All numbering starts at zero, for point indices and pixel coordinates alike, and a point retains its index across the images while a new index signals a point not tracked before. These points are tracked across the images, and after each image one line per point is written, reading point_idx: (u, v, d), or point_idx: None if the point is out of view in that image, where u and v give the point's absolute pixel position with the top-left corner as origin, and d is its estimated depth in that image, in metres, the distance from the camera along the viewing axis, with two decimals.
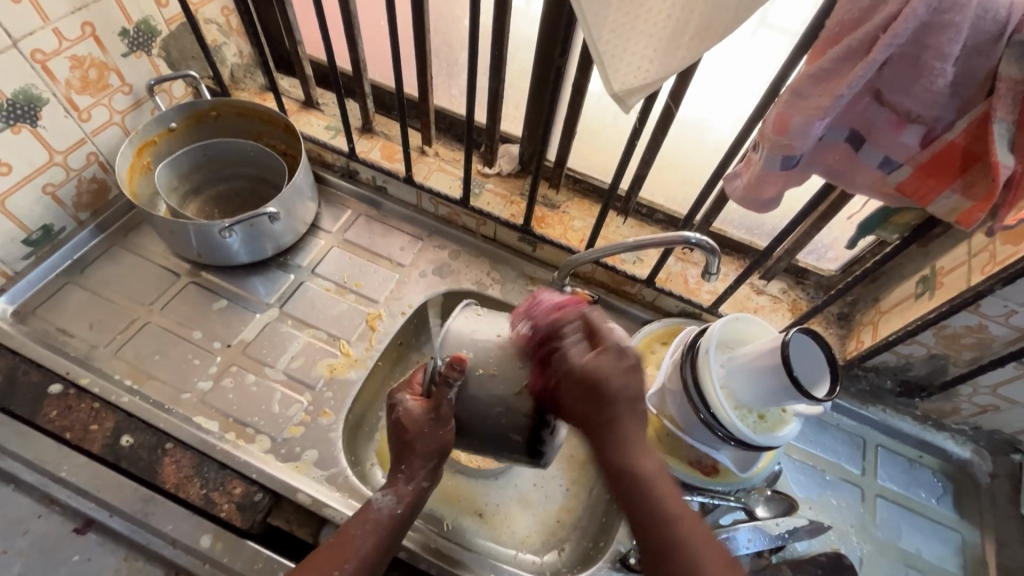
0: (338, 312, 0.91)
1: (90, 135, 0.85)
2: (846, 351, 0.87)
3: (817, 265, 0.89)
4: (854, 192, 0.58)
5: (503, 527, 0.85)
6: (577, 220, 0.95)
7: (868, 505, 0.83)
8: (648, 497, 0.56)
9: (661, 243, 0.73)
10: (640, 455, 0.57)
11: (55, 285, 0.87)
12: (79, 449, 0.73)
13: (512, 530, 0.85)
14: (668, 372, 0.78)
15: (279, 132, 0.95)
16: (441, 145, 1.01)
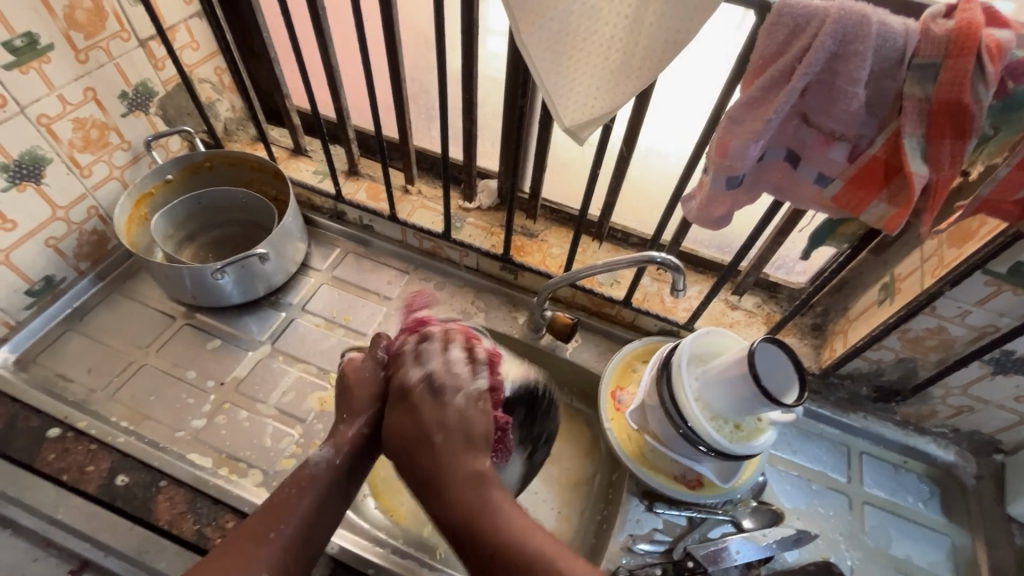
0: (328, 346, 0.94)
1: (91, 189, 0.90)
2: (821, 360, 0.89)
3: (787, 279, 0.93)
4: (798, 206, 0.62)
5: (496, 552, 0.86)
6: (555, 247, 1.00)
7: (856, 513, 0.84)
8: (486, 508, 0.54)
9: (629, 263, 0.77)
10: (502, 497, 0.55)
11: (56, 333, 0.90)
12: (75, 491, 0.74)
13: None
14: (646, 388, 0.80)
15: (270, 178, 1.01)
16: (424, 183, 1.07)
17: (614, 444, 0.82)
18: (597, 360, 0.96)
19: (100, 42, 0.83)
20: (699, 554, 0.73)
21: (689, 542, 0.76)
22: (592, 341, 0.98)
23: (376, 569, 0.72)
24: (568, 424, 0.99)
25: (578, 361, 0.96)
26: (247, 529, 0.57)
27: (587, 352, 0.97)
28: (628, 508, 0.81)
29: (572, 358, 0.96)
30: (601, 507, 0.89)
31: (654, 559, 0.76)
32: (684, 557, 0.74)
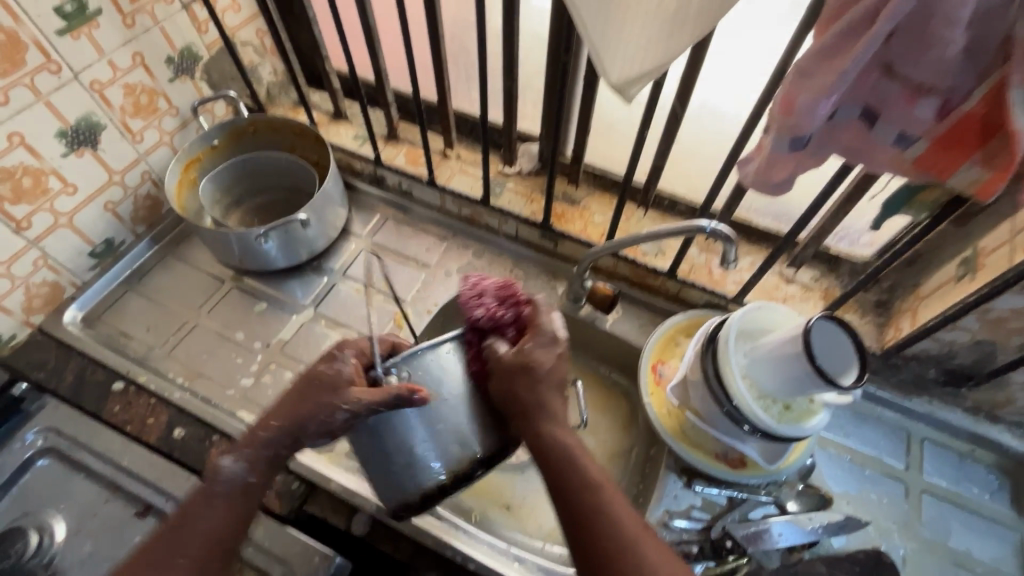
0: (367, 312, 0.95)
1: (143, 154, 0.93)
2: (884, 340, 0.83)
3: (850, 251, 0.85)
4: (873, 171, 0.56)
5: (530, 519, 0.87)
6: (598, 214, 0.96)
7: (913, 501, 0.79)
8: (575, 461, 0.58)
9: (677, 233, 0.72)
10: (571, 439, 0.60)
11: (117, 293, 0.95)
12: (138, 440, 0.80)
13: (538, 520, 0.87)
14: (689, 363, 0.77)
15: (311, 144, 1.01)
16: (463, 147, 1.04)
17: (653, 419, 0.80)
18: (639, 332, 0.93)
19: (144, 6, 0.83)
20: (738, 534, 0.72)
21: (728, 521, 0.75)
22: (633, 313, 0.94)
23: (412, 529, 0.73)
24: (606, 397, 0.98)
25: (618, 334, 0.93)
26: (157, 536, 0.56)
27: (627, 324, 0.94)
28: (665, 484, 0.79)
29: (612, 330, 0.93)
30: (639, 481, 0.89)
31: (691, 536, 0.75)
32: (722, 536, 0.73)
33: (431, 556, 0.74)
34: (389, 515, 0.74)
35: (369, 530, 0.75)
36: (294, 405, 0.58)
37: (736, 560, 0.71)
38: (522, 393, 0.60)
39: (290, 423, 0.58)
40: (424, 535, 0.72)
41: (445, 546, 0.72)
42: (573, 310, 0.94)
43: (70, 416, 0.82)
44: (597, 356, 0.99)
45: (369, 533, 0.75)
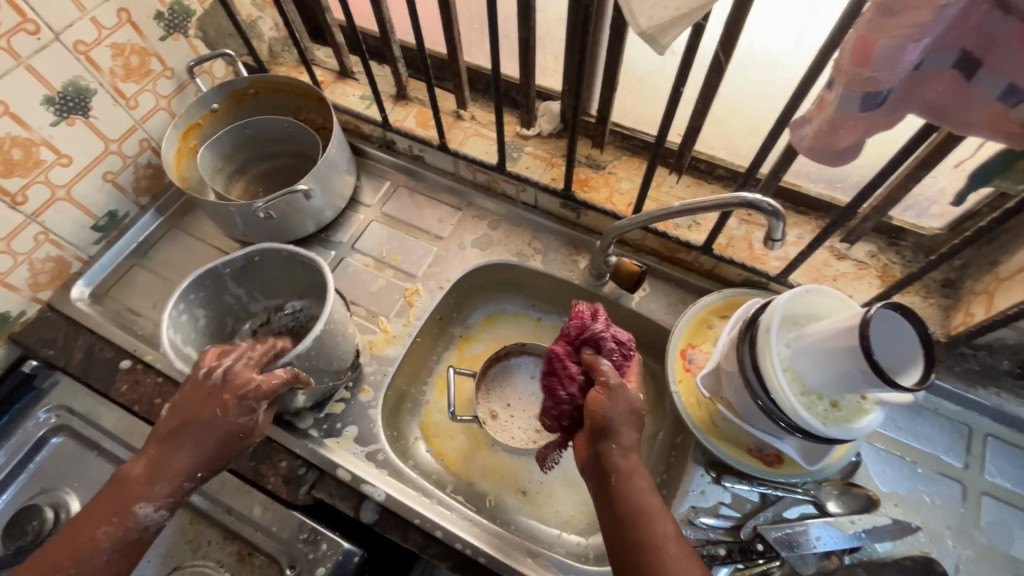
0: (377, 288, 0.90)
1: (139, 121, 0.88)
2: (950, 326, 0.73)
3: (917, 223, 0.74)
4: (963, 134, 0.46)
5: (546, 507, 0.83)
6: (625, 181, 0.87)
7: (970, 505, 0.71)
8: (627, 483, 0.56)
9: (715, 208, 0.63)
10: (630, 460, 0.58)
11: (124, 267, 0.93)
12: (147, 420, 0.78)
13: (555, 508, 0.83)
14: (723, 351, 0.69)
15: (316, 107, 0.94)
16: (477, 107, 0.96)
17: (681, 410, 0.74)
18: (667, 312, 0.85)
19: None
20: (771, 536, 0.67)
21: (759, 522, 0.69)
22: (662, 290, 0.87)
23: (421, 519, 0.70)
24: None
25: (644, 313, 0.86)
26: (97, 502, 0.58)
27: (655, 303, 0.86)
28: (692, 478, 0.74)
29: (638, 309, 0.86)
30: (662, 472, 0.81)
31: (719, 535, 0.69)
32: (753, 537, 0.68)
33: (441, 547, 0.70)
34: (398, 504, 0.71)
35: (377, 519, 0.72)
36: (202, 443, 0.59)
37: (767, 564, 0.66)
38: (607, 419, 0.59)
39: (210, 462, 0.60)
40: (434, 528, 0.70)
41: (456, 539, 0.69)
42: (597, 286, 0.88)
43: (81, 394, 0.81)
44: None
45: (377, 522, 0.72)
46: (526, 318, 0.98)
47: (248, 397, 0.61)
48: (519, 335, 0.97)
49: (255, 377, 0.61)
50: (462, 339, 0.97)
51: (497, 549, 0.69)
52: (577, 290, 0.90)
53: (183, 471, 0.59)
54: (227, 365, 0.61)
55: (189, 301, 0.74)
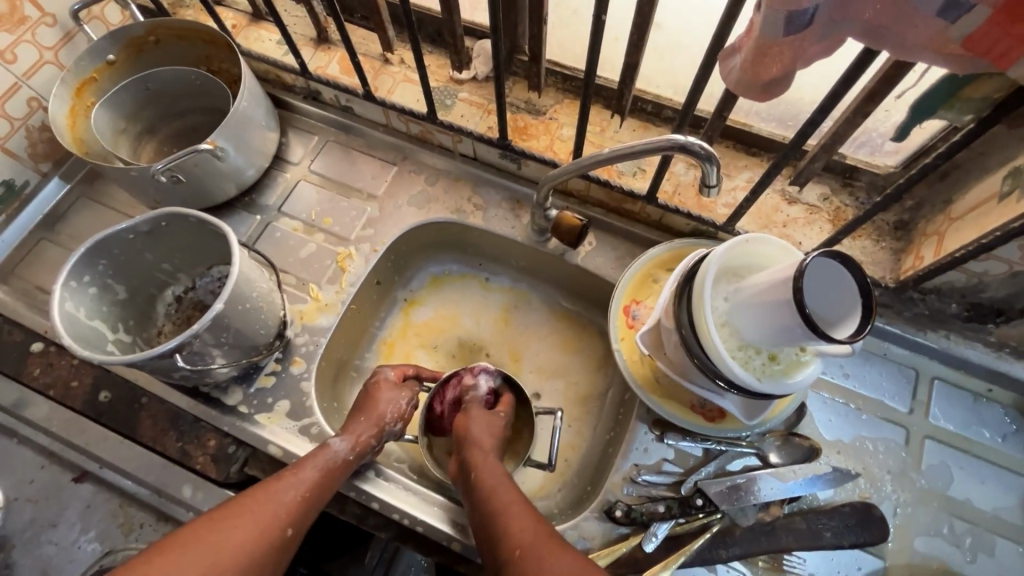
0: (307, 254, 0.84)
1: (23, 77, 0.78)
2: (900, 270, 0.70)
3: (869, 161, 0.70)
4: (904, 59, 0.40)
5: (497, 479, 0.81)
6: (566, 127, 0.81)
7: (913, 449, 0.71)
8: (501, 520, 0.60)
9: (645, 151, 0.57)
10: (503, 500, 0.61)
11: (32, 242, 0.86)
12: (65, 405, 0.74)
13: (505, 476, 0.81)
14: (663, 306, 0.66)
15: (226, 54, 0.85)
16: (406, 49, 0.88)
17: (623, 369, 0.71)
18: (614, 266, 0.81)
19: None
20: (710, 491, 0.66)
21: (701, 476, 0.68)
22: (609, 243, 0.82)
23: (357, 493, 0.70)
24: (579, 337, 0.89)
25: (590, 269, 0.81)
26: None
27: (601, 257, 0.82)
28: (635, 436, 0.72)
29: (583, 265, 0.82)
30: (610, 430, 0.80)
31: (660, 491, 0.69)
32: (693, 493, 0.67)
33: (379, 518, 0.70)
34: None
35: None
36: (255, 522, 0.58)
37: (707, 518, 0.66)
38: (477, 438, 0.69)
39: (298, 517, 0.61)
40: (370, 500, 0.69)
41: (393, 510, 0.69)
42: (540, 242, 0.83)
43: None
44: (570, 292, 0.89)
45: None
46: (473, 279, 0.93)
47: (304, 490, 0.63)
48: (466, 297, 0.93)
49: (308, 471, 0.64)
50: (408, 303, 0.92)
51: (438, 518, 0.68)
52: (522, 247, 0.85)
53: (277, 521, 0.60)
54: (355, 434, 0.69)
55: (91, 271, 0.67)
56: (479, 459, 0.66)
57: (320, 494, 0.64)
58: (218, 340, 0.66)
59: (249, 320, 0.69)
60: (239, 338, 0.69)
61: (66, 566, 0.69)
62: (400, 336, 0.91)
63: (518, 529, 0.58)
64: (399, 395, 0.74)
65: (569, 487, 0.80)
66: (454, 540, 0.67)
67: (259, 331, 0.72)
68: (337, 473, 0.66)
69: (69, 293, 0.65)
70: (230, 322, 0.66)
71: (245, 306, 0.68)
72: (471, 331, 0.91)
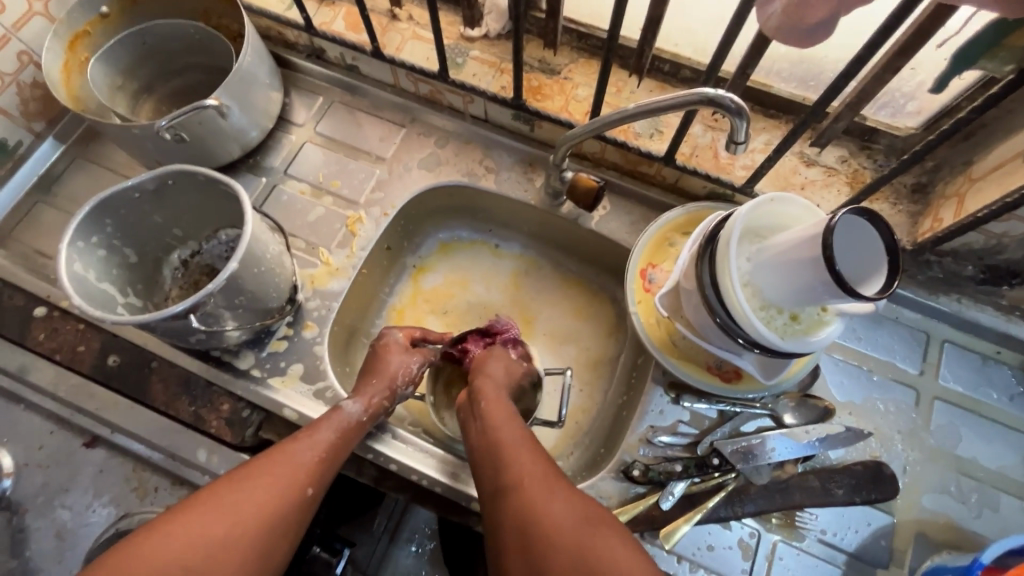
0: (316, 218, 0.82)
1: (12, 29, 0.74)
2: (917, 233, 0.70)
3: (891, 122, 0.69)
4: (952, 3, 0.39)
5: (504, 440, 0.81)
6: (581, 87, 0.79)
7: (922, 410, 0.72)
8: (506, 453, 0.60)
9: (671, 107, 0.56)
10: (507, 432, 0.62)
11: (28, 205, 0.83)
12: (72, 370, 0.73)
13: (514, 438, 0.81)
14: (683, 268, 0.65)
15: (226, 8, 0.81)
16: (415, 5, 0.85)
17: (640, 332, 0.71)
18: (629, 231, 0.80)
19: None
20: (726, 451, 0.67)
21: (717, 437, 0.69)
22: (623, 208, 0.81)
23: (374, 455, 0.70)
24: (590, 303, 0.89)
25: (604, 233, 0.81)
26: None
27: (616, 222, 0.81)
28: (650, 398, 0.72)
29: (597, 229, 0.81)
30: (622, 394, 0.80)
31: (676, 452, 0.69)
32: (709, 453, 0.68)
33: (396, 480, 0.70)
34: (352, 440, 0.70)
35: None
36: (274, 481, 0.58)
37: (722, 477, 0.67)
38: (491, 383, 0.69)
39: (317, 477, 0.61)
40: (388, 462, 0.69)
41: (411, 471, 0.69)
42: (553, 206, 0.82)
43: None
44: (582, 258, 0.89)
45: None
46: (484, 245, 0.92)
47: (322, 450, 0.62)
48: (476, 263, 0.92)
49: (324, 433, 0.63)
50: (417, 269, 0.91)
51: (456, 480, 0.68)
52: (535, 212, 0.84)
53: (298, 481, 0.59)
54: (367, 396, 0.68)
55: (98, 231, 0.65)
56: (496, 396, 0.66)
57: (337, 454, 0.63)
58: (229, 303, 0.65)
59: (260, 283, 0.68)
60: (251, 301, 0.68)
61: (81, 530, 0.69)
62: (410, 303, 0.90)
63: (525, 464, 0.57)
64: (410, 358, 0.73)
65: (581, 449, 0.81)
66: (474, 500, 0.67)
67: (271, 295, 0.70)
68: (352, 434, 0.65)
69: (77, 254, 0.63)
70: (242, 284, 0.65)
71: (257, 268, 0.66)
72: (481, 297, 0.90)
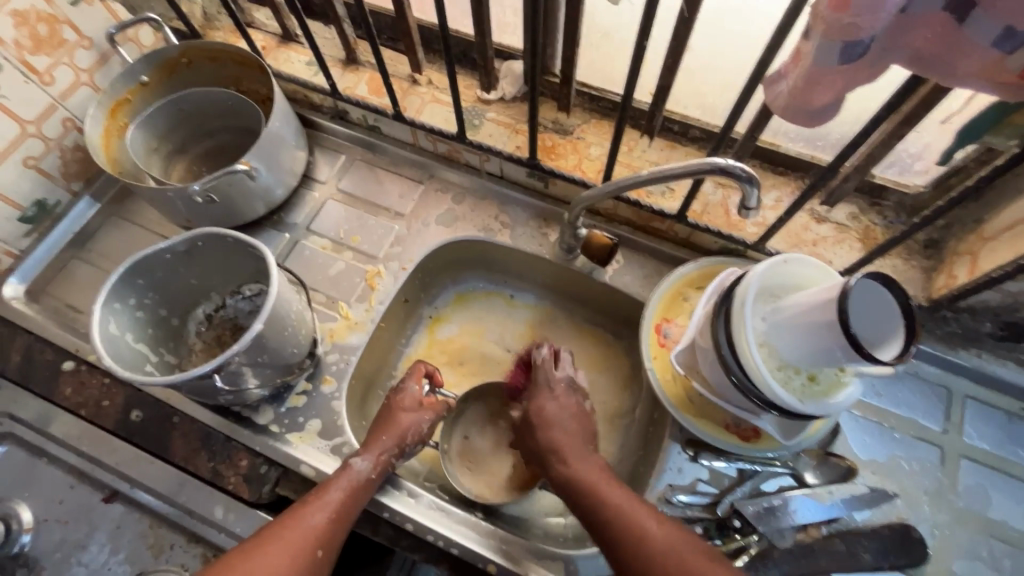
0: (336, 272, 0.85)
1: (59, 99, 0.79)
2: (932, 289, 0.71)
3: (900, 181, 0.70)
4: (953, 86, 0.41)
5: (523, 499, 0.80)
6: (594, 146, 0.82)
7: (949, 469, 0.70)
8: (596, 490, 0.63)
9: (683, 174, 0.58)
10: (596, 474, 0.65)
11: (62, 260, 0.86)
12: (95, 425, 0.74)
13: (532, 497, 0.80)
14: (698, 326, 0.66)
15: (258, 76, 0.86)
16: (434, 70, 0.90)
17: (656, 388, 0.71)
18: (642, 284, 0.81)
19: None
20: (747, 512, 0.66)
21: (736, 496, 0.68)
22: (637, 262, 0.82)
23: (390, 513, 0.69)
24: (604, 354, 0.89)
25: (618, 286, 0.82)
26: None
27: (629, 275, 0.82)
28: (669, 455, 0.72)
29: (611, 283, 0.82)
30: (639, 449, 0.79)
31: (695, 512, 0.68)
32: (730, 513, 0.67)
33: (412, 539, 0.69)
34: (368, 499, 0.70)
35: None
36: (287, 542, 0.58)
37: (744, 539, 0.66)
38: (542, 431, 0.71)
39: (327, 537, 0.61)
40: (404, 521, 0.69)
41: (427, 531, 0.68)
42: (568, 260, 0.84)
43: (23, 401, 0.76)
44: (596, 309, 0.90)
45: None
46: (498, 296, 0.94)
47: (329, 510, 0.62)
48: (491, 314, 0.93)
49: (329, 493, 0.63)
50: (433, 320, 0.93)
51: (472, 541, 0.67)
52: (549, 265, 0.86)
53: (309, 542, 0.59)
54: (375, 456, 0.68)
55: (130, 289, 0.68)
56: (563, 439, 0.69)
57: (347, 515, 0.63)
58: (253, 360, 0.66)
59: (283, 340, 0.69)
60: (271, 358, 0.69)
61: None
62: (425, 353, 0.91)
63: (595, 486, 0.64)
64: (418, 417, 0.73)
65: None
66: (491, 562, 0.66)
67: (293, 351, 0.72)
68: (360, 492, 0.65)
69: (112, 315, 0.66)
70: (265, 343, 0.66)
71: (282, 327, 0.68)
72: (496, 348, 0.91)
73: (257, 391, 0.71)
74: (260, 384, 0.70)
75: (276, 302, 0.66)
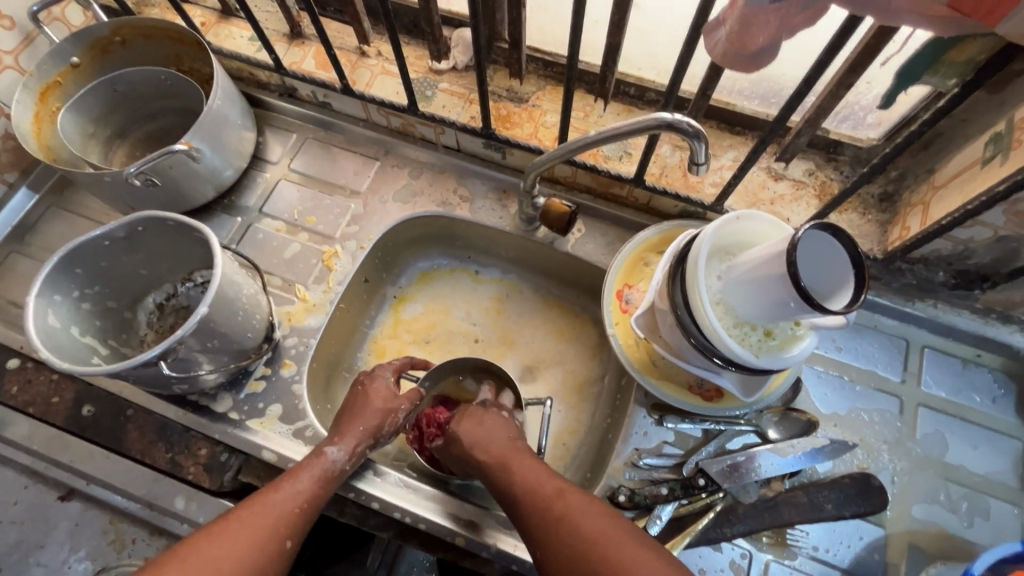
0: (292, 254, 0.82)
1: None
2: (888, 241, 0.71)
3: (853, 134, 0.70)
4: (888, 23, 0.40)
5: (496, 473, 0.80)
6: (550, 113, 0.80)
7: (907, 418, 0.71)
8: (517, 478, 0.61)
9: (631, 130, 0.56)
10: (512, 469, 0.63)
11: (2, 255, 0.82)
12: (45, 422, 0.72)
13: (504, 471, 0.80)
14: (656, 289, 0.65)
15: (197, 53, 0.82)
16: (383, 41, 0.87)
17: (619, 353, 0.71)
18: (604, 252, 0.80)
19: None
20: (712, 470, 0.66)
21: (702, 456, 0.68)
22: (598, 230, 0.81)
23: (356, 494, 0.68)
24: (572, 325, 0.89)
25: (580, 255, 0.81)
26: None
27: (591, 243, 0.81)
28: (634, 420, 0.72)
29: (573, 252, 0.81)
30: (608, 416, 0.79)
31: (661, 474, 0.69)
32: (695, 473, 0.67)
33: (381, 517, 0.69)
34: None
35: None
36: (253, 529, 0.56)
37: (709, 497, 0.66)
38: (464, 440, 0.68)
39: (297, 526, 0.59)
40: (370, 500, 0.68)
41: (393, 509, 0.68)
42: (529, 231, 0.82)
43: None
44: (561, 281, 0.89)
45: None
46: (463, 272, 0.92)
47: (297, 499, 0.60)
48: (456, 291, 0.92)
49: (298, 482, 0.61)
50: (397, 300, 0.91)
51: (440, 516, 0.67)
52: (511, 237, 0.84)
53: (276, 532, 0.57)
54: (349, 448, 0.65)
55: (69, 280, 0.65)
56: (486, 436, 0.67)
57: (317, 505, 0.62)
58: (202, 346, 0.64)
59: (235, 325, 0.67)
60: (223, 344, 0.67)
61: None
62: (391, 334, 0.89)
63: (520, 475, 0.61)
64: (395, 405, 0.70)
65: (571, 471, 0.80)
66: (458, 535, 0.66)
67: (247, 337, 0.70)
68: (333, 483, 0.63)
69: (51, 307, 0.63)
70: (214, 328, 0.64)
71: (233, 310, 0.66)
72: (462, 325, 0.90)
73: (211, 378, 0.69)
74: (214, 372, 0.68)
75: (223, 285, 0.64)
